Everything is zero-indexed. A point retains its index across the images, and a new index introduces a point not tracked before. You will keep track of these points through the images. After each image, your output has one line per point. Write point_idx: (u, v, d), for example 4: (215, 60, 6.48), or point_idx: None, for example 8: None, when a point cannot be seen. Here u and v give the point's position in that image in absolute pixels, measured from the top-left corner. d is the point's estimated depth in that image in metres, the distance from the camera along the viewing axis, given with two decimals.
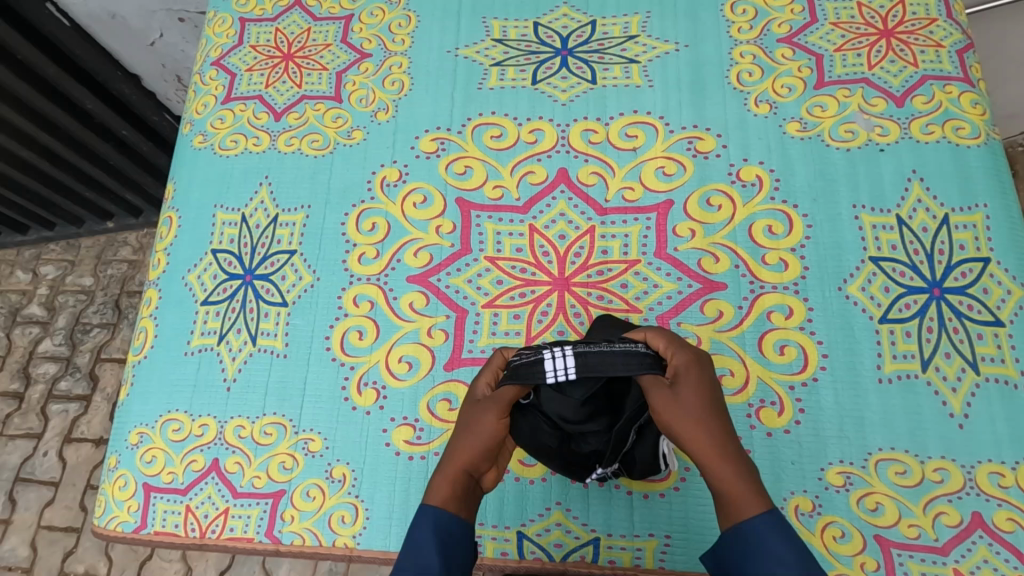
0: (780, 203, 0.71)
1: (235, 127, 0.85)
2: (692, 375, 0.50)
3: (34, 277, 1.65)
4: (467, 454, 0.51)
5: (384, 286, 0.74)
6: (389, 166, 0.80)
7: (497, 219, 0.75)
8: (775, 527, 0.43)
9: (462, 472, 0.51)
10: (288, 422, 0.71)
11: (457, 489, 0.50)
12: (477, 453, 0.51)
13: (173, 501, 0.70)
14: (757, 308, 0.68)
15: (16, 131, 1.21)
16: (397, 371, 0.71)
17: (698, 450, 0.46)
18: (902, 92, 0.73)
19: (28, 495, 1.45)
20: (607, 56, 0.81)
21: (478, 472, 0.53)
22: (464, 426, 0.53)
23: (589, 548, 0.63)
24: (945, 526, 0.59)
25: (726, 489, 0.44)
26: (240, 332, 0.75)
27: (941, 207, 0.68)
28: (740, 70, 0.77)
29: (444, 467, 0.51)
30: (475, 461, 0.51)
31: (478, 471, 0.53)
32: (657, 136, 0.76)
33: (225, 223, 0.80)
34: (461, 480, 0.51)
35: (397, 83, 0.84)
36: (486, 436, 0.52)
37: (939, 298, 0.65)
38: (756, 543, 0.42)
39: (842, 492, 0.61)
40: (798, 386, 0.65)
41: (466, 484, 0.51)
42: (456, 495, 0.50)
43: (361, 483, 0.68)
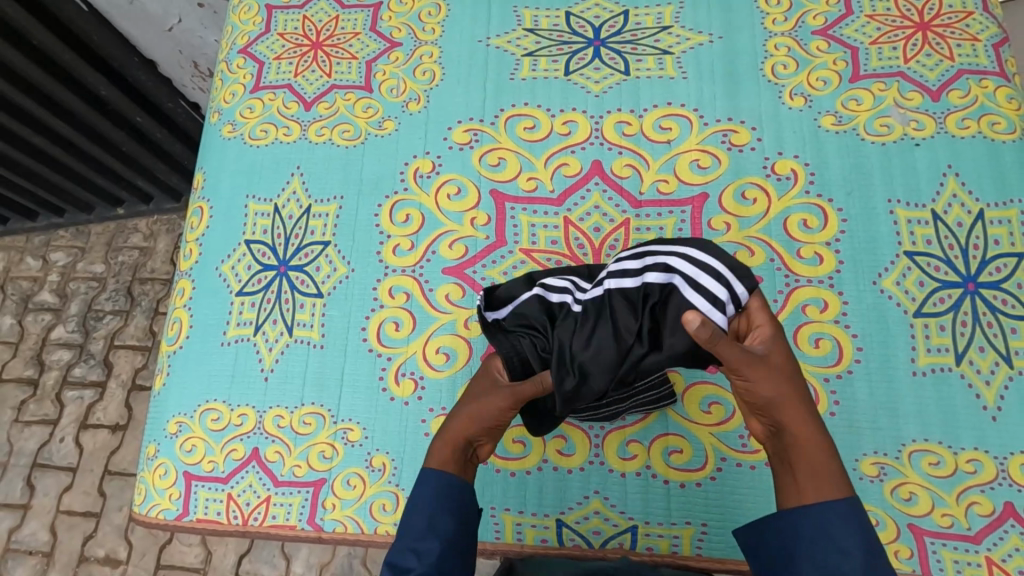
0: (814, 196, 0.72)
1: (265, 117, 0.84)
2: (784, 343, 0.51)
3: (45, 264, 1.65)
4: (465, 423, 0.57)
5: (420, 278, 0.75)
6: (422, 157, 0.80)
7: (531, 211, 0.76)
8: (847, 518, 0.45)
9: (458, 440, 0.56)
10: (327, 412, 0.72)
11: (455, 455, 0.56)
12: (476, 427, 0.57)
13: (214, 489, 0.71)
14: (792, 301, 0.68)
15: (29, 117, 1.20)
16: (435, 362, 0.72)
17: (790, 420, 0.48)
18: (937, 86, 0.73)
19: (46, 480, 1.46)
20: (640, 47, 0.81)
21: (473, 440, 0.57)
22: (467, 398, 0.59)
23: (627, 535, 0.65)
24: (978, 515, 0.60)
25: (821, 469, 0.47)
26: (276, 323, 0.75)
27: (976, 202, 0.69)
28: (775, 62, 0.77)
29: (443, 436, 0.57)
30: (475, 432, 0.57)
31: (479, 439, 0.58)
32: (692, 129, 0.76)
33: (258, 214, 0.80)
34: (458, 447, 0.56)
35: (428, 73, 0.83)
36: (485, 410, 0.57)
37: (973, 293, 0.66)
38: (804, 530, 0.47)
39: (876, 482, 0.62)
40: (833, 378, 0.65)
41: (464, 451, 0.57)
42: (452, 459, 0.55)
43: (401, 471, 0.69)
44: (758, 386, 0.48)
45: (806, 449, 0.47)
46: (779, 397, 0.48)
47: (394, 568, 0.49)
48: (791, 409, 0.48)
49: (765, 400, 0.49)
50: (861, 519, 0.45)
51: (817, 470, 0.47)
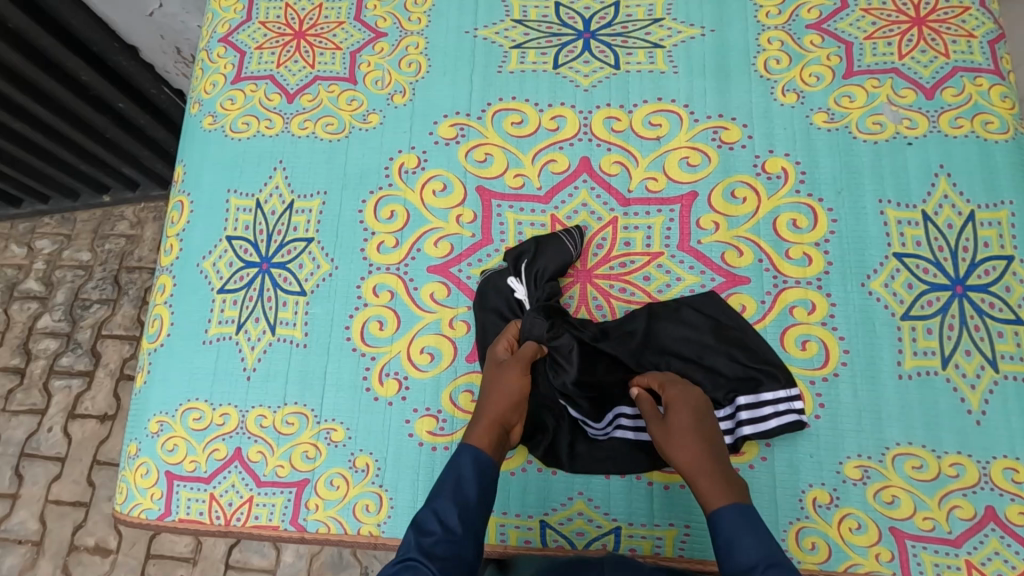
0: (804, 196, 0.71)
1: (246, 108, 0.82)
2: (678, 402, 0.62)
3: (30, 251, 1.62)
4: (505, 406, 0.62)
5: (405, 276, 0.74)
6: (407, 152, 0.78)
7: (518, 208, 0.74)
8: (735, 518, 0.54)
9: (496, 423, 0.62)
10: (310, 411, 0.71)
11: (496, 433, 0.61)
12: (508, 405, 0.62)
13: (196, 489, 0.70)
14: (779, 302, 0.68)
15: (8, 103, 1.17)
16: (419, 362, 0.71)
17: (692, 462, 0.58)
18: (931, 84, 0.72)
19: (35, 470, 1.45)
20: (631, 39, 0.79)
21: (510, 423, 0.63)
22: (490, 383, 0.64)
23: (610, 536, 0.65)
24: (959, 518, 0.60)
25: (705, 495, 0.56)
26: (259, 321, 0.74)
27: (967, 203, 0.68)
28: (767, 57, 0.76)
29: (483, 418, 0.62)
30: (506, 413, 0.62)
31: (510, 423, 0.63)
32: (682, 125, 0.75)
33: (239, 209, 0.79)
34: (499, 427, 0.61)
35: (414, 65, 0.81)
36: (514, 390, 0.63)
37: (961, 296, 0.65)
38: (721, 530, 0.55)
39: (859, 485, 0.62)
40: (818, 381, 0.65)
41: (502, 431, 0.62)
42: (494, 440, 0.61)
43: (385, 472, 0.68)
44: (682, 449, 0.58)
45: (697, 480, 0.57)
46: (695, 458, 0.58)
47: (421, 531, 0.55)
48: (706, 474, 0.57)
49: (684, 429, 0.60)
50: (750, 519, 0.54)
51: (713, 486, 0.56)
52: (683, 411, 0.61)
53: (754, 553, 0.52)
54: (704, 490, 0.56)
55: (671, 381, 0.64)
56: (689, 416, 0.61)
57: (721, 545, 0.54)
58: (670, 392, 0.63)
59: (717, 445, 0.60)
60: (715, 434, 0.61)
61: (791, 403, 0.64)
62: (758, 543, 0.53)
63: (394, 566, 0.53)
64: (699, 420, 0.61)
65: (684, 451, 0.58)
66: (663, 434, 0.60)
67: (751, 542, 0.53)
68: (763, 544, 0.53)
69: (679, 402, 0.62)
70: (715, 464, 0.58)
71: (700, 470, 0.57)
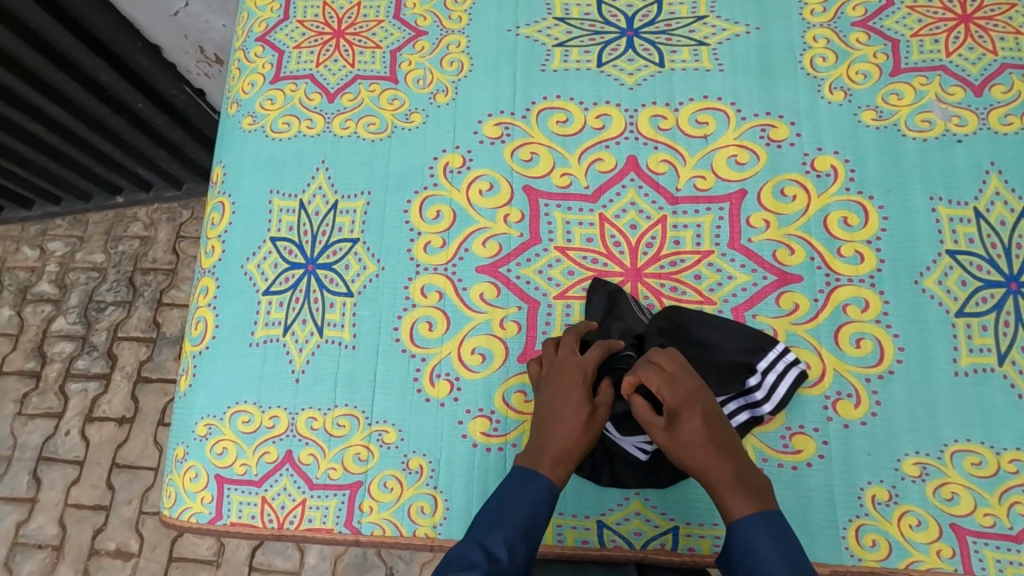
0: (854, 193, 0.71)
1: (286, 108, 0.82)
2: (684, 411, 0.57)
3: (43, 253, 1.61)
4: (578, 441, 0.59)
5: (453, 276, 0.73)
6: (452, 151, 0.77)
7: (565, 207, 0.74)
8: (763, 531, 0.53)
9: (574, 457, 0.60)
10: (361, 413, 0.70)
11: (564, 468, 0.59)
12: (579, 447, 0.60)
13: (247, 492, 0.70)
14: (832, 300, 0.68)
15: (25, 103, 1.16)
16: (470, 363, 0.71)
17: (708, 477, 0.56)
18: (980, 81, 0.72)
19: (53, 474, 1.44)
20: (674, 37, 0.79)
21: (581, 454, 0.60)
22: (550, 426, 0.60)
23: (668, 536, 0.65)
24: (1019, 514, 0.61)
25: (726, 505, 0.55)
26: (306, 323, 0.74)
27: (1018, 200, 0.68)
28: (813, 54, 0.76)
29: (555, 455, 0.59)
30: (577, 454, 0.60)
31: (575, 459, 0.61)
32: (729, 124, 0.75)
33: (282, 210, 0.78)
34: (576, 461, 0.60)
35: (456, 63, 0.81)
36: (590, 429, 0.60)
37: (1016, 293, 0.65)
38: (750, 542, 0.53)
39: (918, 482, 0.62)
40: (874, 378, 0.65)
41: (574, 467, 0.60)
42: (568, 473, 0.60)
43: (439, 474, 0.68)
44: (692, 462, 0.56)
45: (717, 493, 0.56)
46: (706, 471, 0.56)
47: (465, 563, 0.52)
48: (722, 486, 0.55)
49: (693, 444, 0.56)
50: (773, 529, 0.53)
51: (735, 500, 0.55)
52: (689, 417, 0.57)
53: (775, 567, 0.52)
54: (724, 502, 0.55)
55: (670, 379, 0.58)
56: (699, 424, 0.57)
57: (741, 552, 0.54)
58: (666, 394, 0.58)
59: (732, 443, 0.58)
60: (725, 429, 0.58)
61: (786, 357, 0.65)
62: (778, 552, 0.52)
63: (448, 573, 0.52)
64: (706, 425, 0.57)
65: (693, 464, 0.56)
66: (671, 444, 0.57)
67: (770, 554, 0.52)
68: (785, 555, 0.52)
69: (686, 408, 0.57)
70: (729, 472, 0.56)
71: (720, 479, 0.55)
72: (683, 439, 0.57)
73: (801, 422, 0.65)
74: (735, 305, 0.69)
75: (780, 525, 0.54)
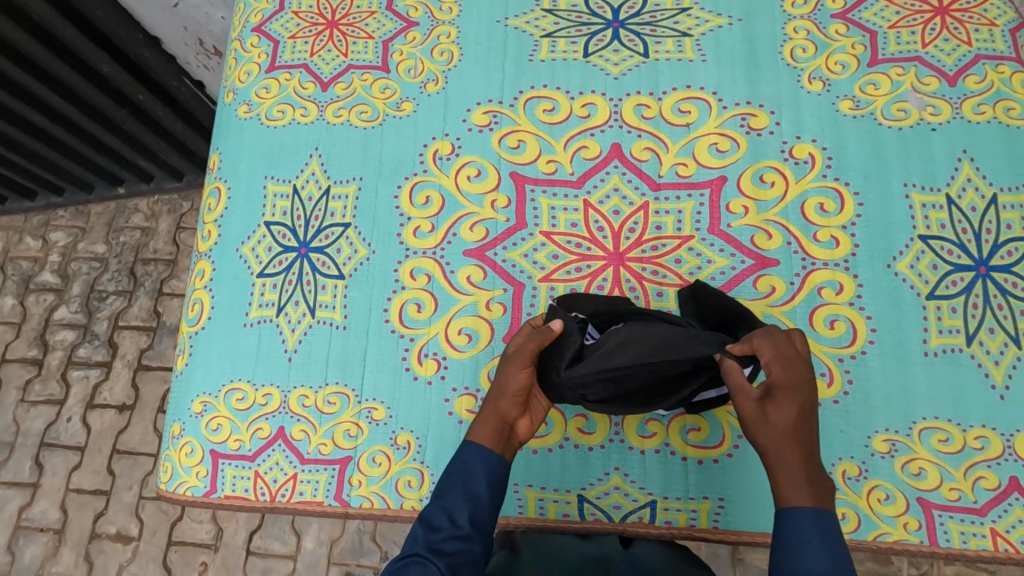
0: (831, 180, 0.73)
1: (281, 97, 0.84)
2: (785, 393, 0.53)
3: (45, 244, 1.63)
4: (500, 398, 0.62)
5: (441, 260, 0.76)
6: (441, 139, 0.80)
7: (551, 193, 0.76)
8: (815, 524, 0.48)
9: (498, 419, 0.61)
10: (351, 391, 0.73)
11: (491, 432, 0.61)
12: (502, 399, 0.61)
13: (241, 466, 0.72)
14: (808, 284, 0.70)
15: (27, 94, 1.18)
16: (457, 343, 0.73)
17: (778, 458, 0.51)
18: (955, 71, 0.74)
19: (55, 460, 1.47)
20: (659, 29, 0.81)
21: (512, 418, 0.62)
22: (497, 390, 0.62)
23: (646, 510, 0.67)
24: (984, 488, 0.63)
25: (786, 491, 0.50)
26: (298, 304, 0.76)
27: (990, 186, 0.70)
28: (794, 46, 0.78)
29: (484, 414, 0.62)
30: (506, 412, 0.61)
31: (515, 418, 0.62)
32: (711, 112, 0.77)
33: (277, 195, 0.80)
34: (497, 424, 0.61)
35: (446, 53, 0.83)
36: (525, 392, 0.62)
37: (985, 276, 0.68)
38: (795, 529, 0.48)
39: (888, 457, 0.65)
40: (847, 358, 0.67)
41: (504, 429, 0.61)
42: (496, 437, 0.61)
43: (426, 449, 0.70)
44: (771, 438, 0.52)
45: (779, 480, 0.51)
46: (779, 451, 0.51)
47: (429, 525, 0.56)
48: (789, 472, 0.51)
49: (773, 425, 0.52)
50: (827, 527, 0.48)
51: (797, 487, 0.50)
52: (787, 400, 0.53)
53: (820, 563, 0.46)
54: (785, 487, 0.50)
55: (784, 361, 0.54)
56: (789, 409, 0.52)
57: (784, 541, 0.49)
58: (773, 369, 0.54)
59: (813, 443, 0.52)
60: (813, 425, 0.53)
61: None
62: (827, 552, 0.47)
63: (400, 560, 0.54)
64: (802, 416, 0.52)
65: (770, 441, 0.52)
66: (755, 417, 0.53)
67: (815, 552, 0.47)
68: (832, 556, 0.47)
69: (785, 389, 0.53)
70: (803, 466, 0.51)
71: (793, 465, 0.51)
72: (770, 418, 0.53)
73: None
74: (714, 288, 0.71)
75: (836, 530, 0.48)
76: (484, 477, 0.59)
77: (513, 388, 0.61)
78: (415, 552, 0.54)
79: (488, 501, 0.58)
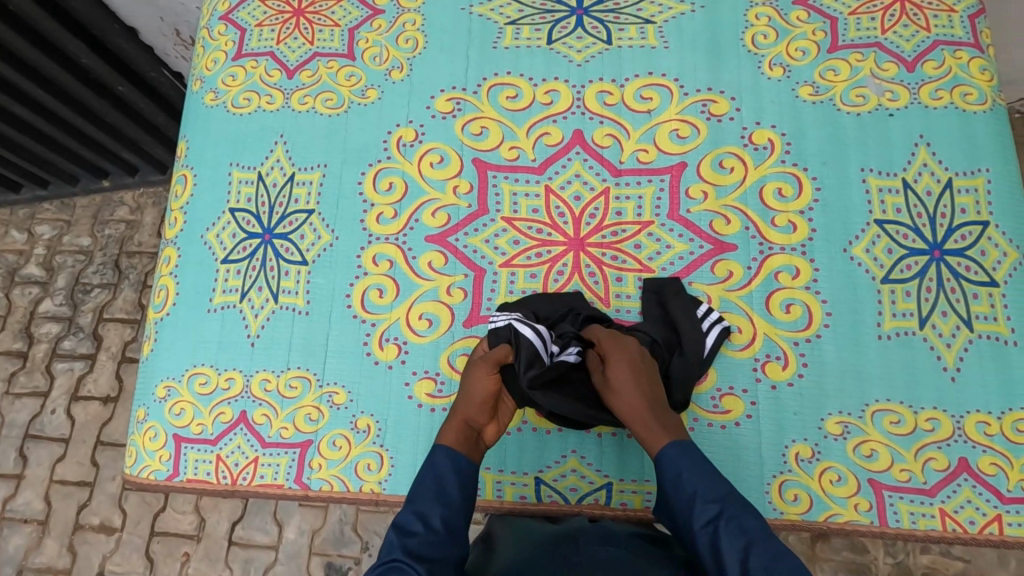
0: (790, 165, 0.73)
1: (247, 84, 0.84)
2: (619, 356, 0.63)
3: (29, 236, 1.60)
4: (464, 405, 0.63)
5: (404, 246, 0.76)
6: (405, 126, 0.80)
7: (513, 179, 0.77)
8: (677, 456, 0.57)
9: (464, 424, 0.62)
10: (313, 375, 0.73)
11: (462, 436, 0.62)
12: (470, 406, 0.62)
13: (203, 450, 0.73)
14: (766, 268, 0.70)
15: (10, 87, 1.14)
16: (418, 328, 0.73)
17: (633, 415, 0.60)
18: (913, 57, 0.74)
19: (39, 451, 1.44)
20: (622, 16, 0.81)
21: (478, 423, 0.63)
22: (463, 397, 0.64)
23: (602, 491, 0.68)
24: (934, 469, 0.63)
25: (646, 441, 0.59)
26: (262, 290, 0.77)
27: (945, 171, 0.71)
28: (755, 32, 0.78)
29: (449, 419, 0.63)
30: (472, 415, 0.63)
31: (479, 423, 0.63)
32: (672, 99, 0.77)
33: (242, 182, 0.81)
34: (462, 428, 0.62)
35: (411, 41, 0.83)
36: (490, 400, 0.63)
37: (939, 260, 0.68)
38: (666, 463, 0.58)
39: (840, 440, 0.65)
40: (802, 342, 0.68)
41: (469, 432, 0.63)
42: (462, 439, 0.62)
43: (385, 433, 0.71)
44: (621, 399, 0.61)
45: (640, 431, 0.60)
46: (631, 409, 0.60)
47: (402, 530, 0.56)
48: (643, 424, 0.59)
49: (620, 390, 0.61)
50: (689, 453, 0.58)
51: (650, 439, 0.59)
52: (623, 364, 0.62)
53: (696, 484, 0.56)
54: (643, 434, 0.60)
55: (613, 336, 0.65)
56: (626, 369, 0.62)
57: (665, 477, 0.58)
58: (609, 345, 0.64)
59: (657, 391, 0.61)
60: (658, 387, 0.62)
61: (711, 318, 0.68)
62: (697, 480, 0.56)
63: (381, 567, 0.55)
64: (640, 372, 0.62)
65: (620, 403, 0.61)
66: (604, 386, 0.63)
67: (687, 477, 0.56)
68: (700, 475, 0.56)
69: (618, 356, 0.63)
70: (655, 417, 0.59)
71: (642, 419, 0.60)
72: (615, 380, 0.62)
73: (731, 384, 0.68)
74: (672, 273, 0.72)
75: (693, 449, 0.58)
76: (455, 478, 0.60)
77: (479, 396, 0.62)
78: (393, 559, 0.54)
79: (461, 503, 0.59)
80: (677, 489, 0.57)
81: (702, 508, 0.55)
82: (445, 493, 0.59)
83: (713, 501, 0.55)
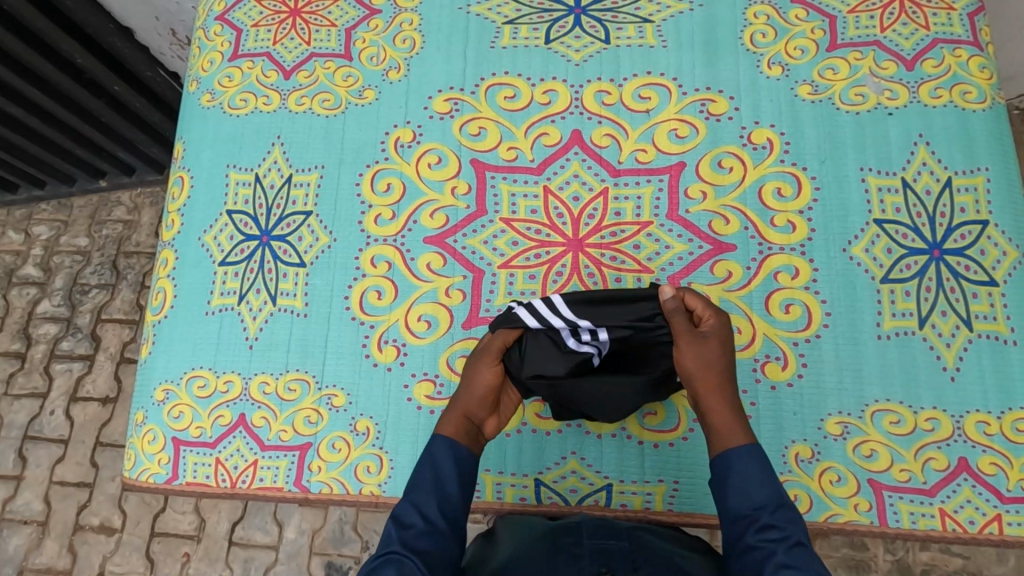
0: (789, 165, 0.73)
1: (244, 85, 0.84)
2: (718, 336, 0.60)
3: (27, 237, 1.58)
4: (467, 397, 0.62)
5: (402, 247, 0.76)
6: (403, 126, 0.80)
7: (511, 179, 0.76)
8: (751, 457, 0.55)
9: (464, 417, 0.62)
10: (311, 378, 0.73)
11: (459, 428, 0.61)
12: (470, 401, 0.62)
13: (202, 453, 0.73)
14: (765, 268, 0.70)
15: (3, 87, 1.13)
16: (417, 329, 0.73)
17: (710, 399, 0.58)
18: (912, 55, 0.74)
19: (38, 452, 1.43)
20: (621, 15, 0.80)
21: (479, 417, 0.63)
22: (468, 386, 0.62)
23: (602, 493, 0.68)
24: (934, 469, 0.63)
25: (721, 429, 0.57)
26: (260, 292, 0.76)
27: (945, 170, 0.70)
28: (754, 31, 0.77)
29: (450, 411, 0.62)
30: (473, 408, 0.62)
31: (482, 416, 0.63)
32: (671, 98, 0.77)
33: (239, 183, 0.80)
34: (462, 423, 0.61)
35: (408, 41, 0.83)
36: (494, 387, 0.62)
37: (938, 260, 0.68)
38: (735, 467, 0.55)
39: (840, 440, 0.65)
40: (802, 342, 0.68)
41: (469, 426, 0.62)
42: (462, 432, 0.61)
43: (385, 435, 0.71)
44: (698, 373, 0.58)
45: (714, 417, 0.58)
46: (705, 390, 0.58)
47: (400, 523, 0.55)
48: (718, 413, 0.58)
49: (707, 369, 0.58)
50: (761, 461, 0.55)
51: (727, 432, 0.57)
52: (716, 345, 0.59)
53: (763, 494, 0.53)
54: (719, 426, 0.57)
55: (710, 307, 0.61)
56: (719, 350, 0.59)
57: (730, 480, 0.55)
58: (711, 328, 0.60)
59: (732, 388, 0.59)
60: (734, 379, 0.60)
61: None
62: (761, 488, 0.54)
63: (375, 560, 0.52)
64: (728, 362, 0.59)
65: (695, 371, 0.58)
66: (691, 345, 0.59)
67: (757, 485, 0.54)
68: (769, 486, 0.54)
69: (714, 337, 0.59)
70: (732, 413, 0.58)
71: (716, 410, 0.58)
72: (705, 356, 0.58)
73: None
74: (671, 273, 0.71)
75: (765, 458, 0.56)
76: (455, 476, 0.59)
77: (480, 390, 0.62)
78: (390, 550, 0.53)
79: (459, 498, 0.58)
80: (740, 492, 0.54)
81: (766, 519, 0.52)
82: (444, 487, 0.58)
83: (779, 516, 0.53)
